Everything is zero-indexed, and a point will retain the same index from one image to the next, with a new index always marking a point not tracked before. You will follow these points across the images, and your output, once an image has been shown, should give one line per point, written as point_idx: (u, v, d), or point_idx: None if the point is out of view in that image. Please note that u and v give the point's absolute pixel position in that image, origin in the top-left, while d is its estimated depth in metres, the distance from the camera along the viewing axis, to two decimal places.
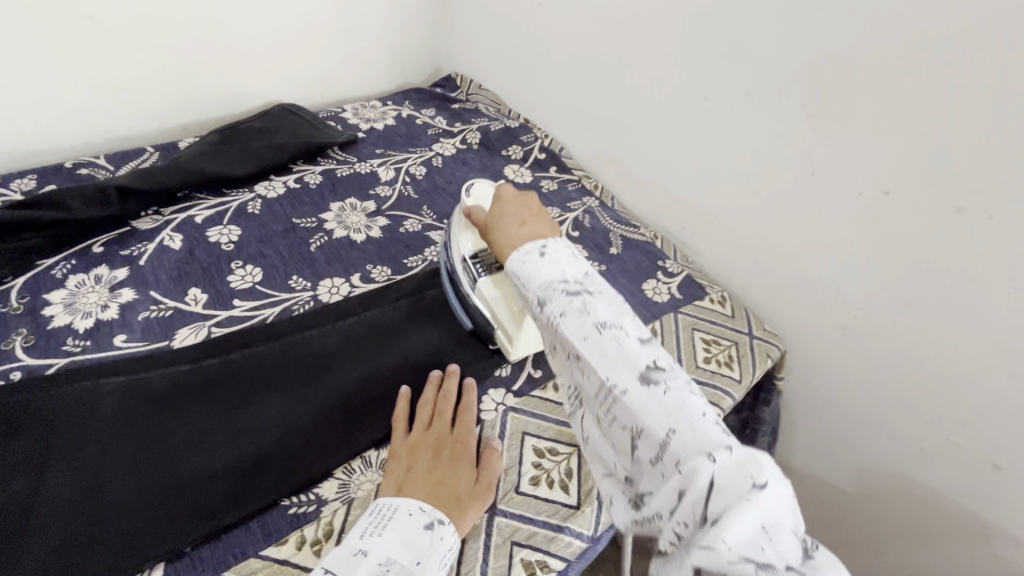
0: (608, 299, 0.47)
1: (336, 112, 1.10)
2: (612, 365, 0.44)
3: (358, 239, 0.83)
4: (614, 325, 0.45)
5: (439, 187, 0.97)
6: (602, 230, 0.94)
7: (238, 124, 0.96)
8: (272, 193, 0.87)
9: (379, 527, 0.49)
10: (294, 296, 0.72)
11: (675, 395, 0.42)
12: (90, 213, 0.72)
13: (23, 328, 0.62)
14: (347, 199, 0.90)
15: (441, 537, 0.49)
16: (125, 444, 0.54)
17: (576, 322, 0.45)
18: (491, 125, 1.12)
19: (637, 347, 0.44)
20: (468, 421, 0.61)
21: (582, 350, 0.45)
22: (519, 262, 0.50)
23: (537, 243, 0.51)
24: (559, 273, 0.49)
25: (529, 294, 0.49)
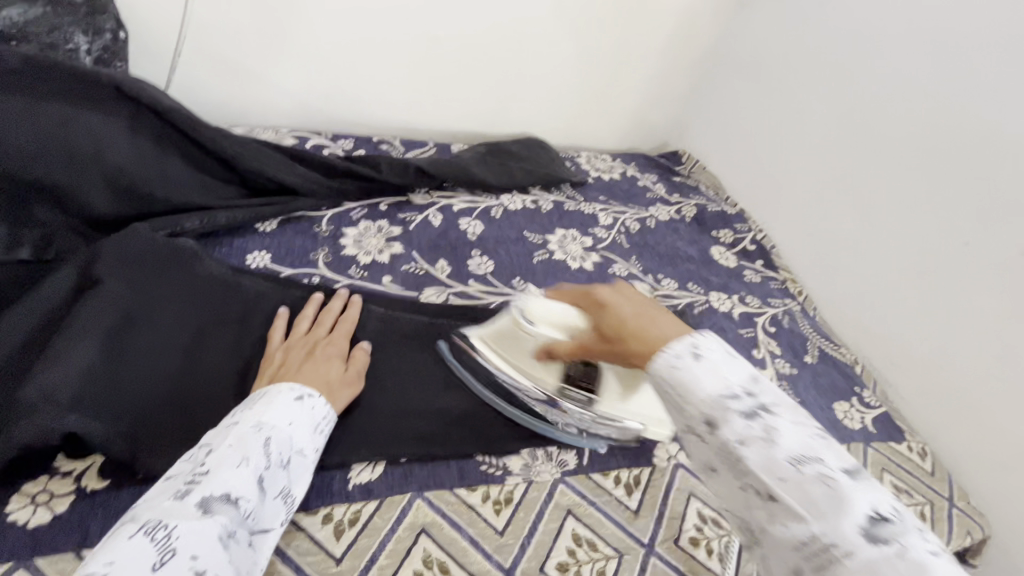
0: (801, 428, 0.38)
1: (572, 156, 1.24)
2: (826, 514, 0.34)
3: (573, 266, 0.92)
4: (812, 458, 0.36)
5: (648, 245, 1.03)
6: (800, 335, 0.92)
7: (500, 144, 1.14)
8: (513, 206, 1.01)
9: (250, 403, 0.50)
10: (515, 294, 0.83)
11: (914, 558, 0.32)
12: (390, 178, 0.91)
13: (326, 247, 0.80)
14: (570, 229, 1.00)
15: (312, 407, 0.53)
16: (375, 359, 0.66)
17: (764, 456, 0.37)
18: (708, 205, 1.18)
19: (848, 485, 0.35)
20: (343, 331, 0.65)
21: (780, 489, 0.36)
22: (669, 371, 0.42)
23: (687, 342, 0.43)
24: (723, 383, 0.40)
25: (691, 413, 0.40)
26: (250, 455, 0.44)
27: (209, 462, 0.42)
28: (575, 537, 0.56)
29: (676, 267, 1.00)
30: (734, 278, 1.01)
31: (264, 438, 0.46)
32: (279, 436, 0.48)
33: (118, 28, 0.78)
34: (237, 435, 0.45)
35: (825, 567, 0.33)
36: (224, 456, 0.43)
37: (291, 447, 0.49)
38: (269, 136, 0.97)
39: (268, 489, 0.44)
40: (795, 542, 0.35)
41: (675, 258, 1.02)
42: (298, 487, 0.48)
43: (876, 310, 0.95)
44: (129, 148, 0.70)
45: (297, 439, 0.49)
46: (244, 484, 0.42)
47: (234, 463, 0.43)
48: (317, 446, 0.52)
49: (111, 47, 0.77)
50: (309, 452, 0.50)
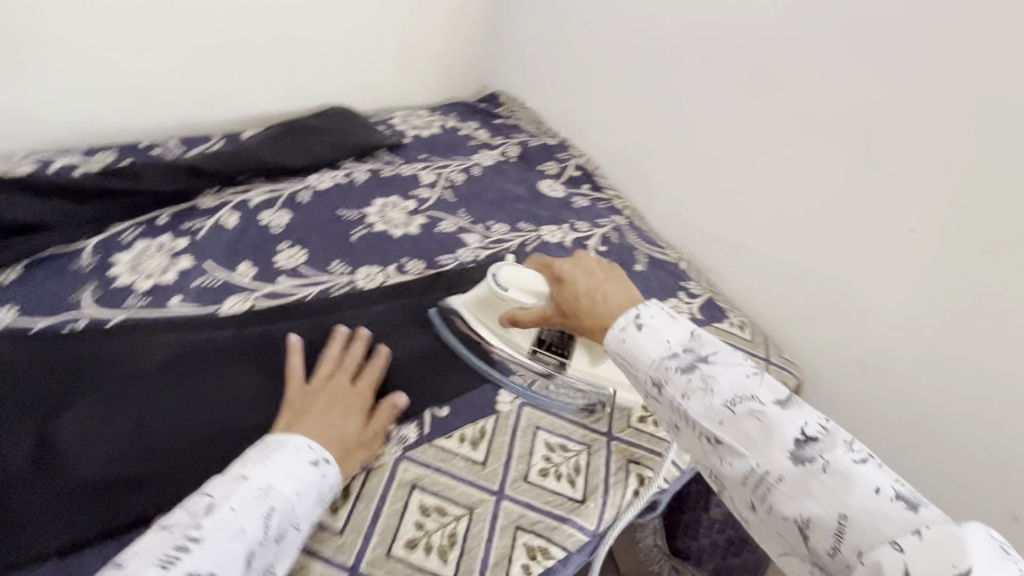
0: (733, 370, 0.48)
1: (386, 118, 1.18)
2: (759, 447, 0.43)
3: (397, 234, 0.88)
4: (742, 398, 0.45)
5: (476, 195, 1.02)
6: (629, 247, 0.97)
7: (297, 121, 1.03)
8: (322, 185, 0.93)
9: (266, 456, 0.49)
10: (333, 279, 0.78)
11: (835, 467, 0.40)
12: (162, 187, 0.79)
13: (93, 283, 0.69)
14: (389, 197, 0.95)
15: (323, 474, 0.50)
16: (170, 393, 0.59)
17: (705, 405, 0.46)
18: (530, 141, 1.18)
19: (778, 412, 0.44)
20: (369, 378, 0.62)
21: (722, 432, 0.45)
22: (619, 342, 0.52)
23: (630, 315, 0.53)
24: (663, 345, 0.50)
25: (695, 430, 0.46)
26: (246, 528, 0.44)
27: (205, 529, 0.42)
28: (423, 507, 0.56)
29: (505, 210, 0.99)
30: (564, 207, 1.03)
31: (267, 508, 0.45)
32: (283, 506, 0.46)
33: None
34: (241, 498, 0.45)
35: (762, 487, 0.42)
36: (221, 524, 0.43)
37: (290, 520, 0.47)
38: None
39: (250, 567, 0.43)
40: (740, 475, 0.44)
41: (504, 202, 1.02)
42: (284, 562, 0.47)
43: (682, 209, 1.01)
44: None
45: (301, 512, 0.47)
46: (229, 562, 0.42)
47: (229, 539, 0.43)
48: (314, 517, 0.50)
49: None
50: (307, 525, 0.48)
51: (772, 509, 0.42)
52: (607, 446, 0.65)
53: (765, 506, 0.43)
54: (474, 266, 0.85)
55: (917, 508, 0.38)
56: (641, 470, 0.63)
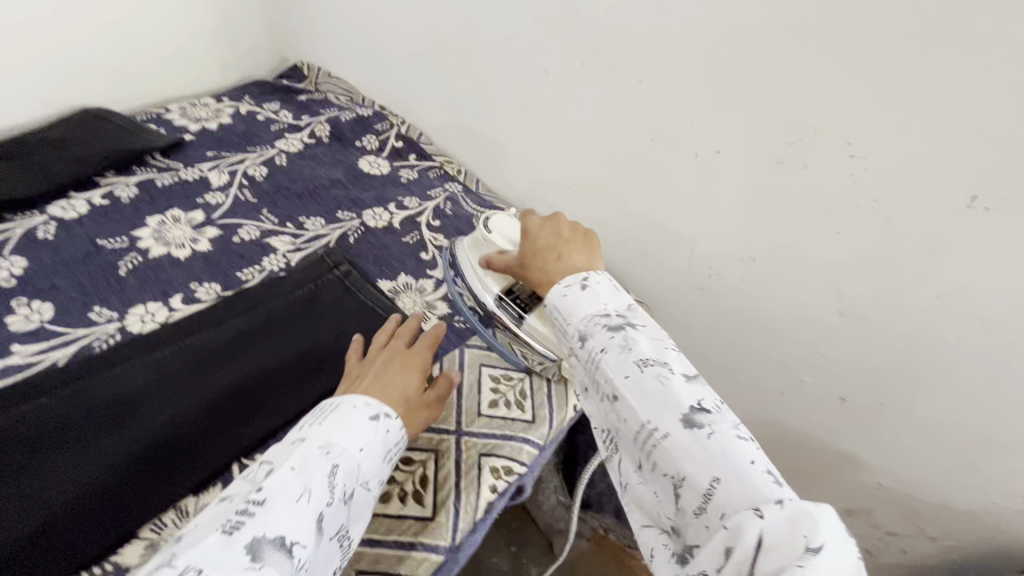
0: (655, 335, 0.44)
1: (158, 114, 0.98)
2: (654, 407, 0.40)
3: (181, 255, 0.73)
4: (657, 362, 0.41)
5: (283, 188, 0.88)
6: (465, 215, 0.90)
7: (25, 137, 0.82)
8: (71, 213, 0.75)
9: (319, 420, 0.47)
10: (93, 330, 0.62)
11: (721, 438, 0.37)
12: None
13: None
14: (169, 211, 0.79)
15: (387, 429, 0.48)
16: None
17: (619, 360, 0.42)
18: (342, 115, 1.04)
19: (682, 386, 0.40)
20: (427, 341, 0.60)
21: (624, 387, 0.41)
22: (558, 298, 0.48)
23: (579, 276, 0.49)
24: (600, 305, 0.46)
25: (571, 329, 0.46)
26: (311, 487, 0.40)
27: (267, 490, 0.39)
28: None
29: (321, 201, 0.87)
30: (389, 184, 0.93)
31: (332, 464, 0.43)
32: (348, 462, 0.44)
33: None
34: (303, 457, 0.42)
35: (649, 446, 0.39)
36: (285, 487, 0.40)
37: (357, 478, 0.44)
38: None
39: (324, 529, 0.40)
40: (630, 433, 0.41)
41: (317, 191, 0.89)
42: (358, 523, 0.45)
43: (515, 164, 0.94)
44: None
45: (369, 470, 0.45)
46: (300, 526, 0.38)
47: (298, 497, 0.39)
48: (382, 475, 0.47)
49: None
50: (375, 484, 0.46)
51: (652, 466, 0.39)
52: (456, 444, 0.60)
53: (649, 465, 0.40)
54: (284, 273, 0.73)
55: (783, 487, 0.35)
56: (494, 461, 0.59)
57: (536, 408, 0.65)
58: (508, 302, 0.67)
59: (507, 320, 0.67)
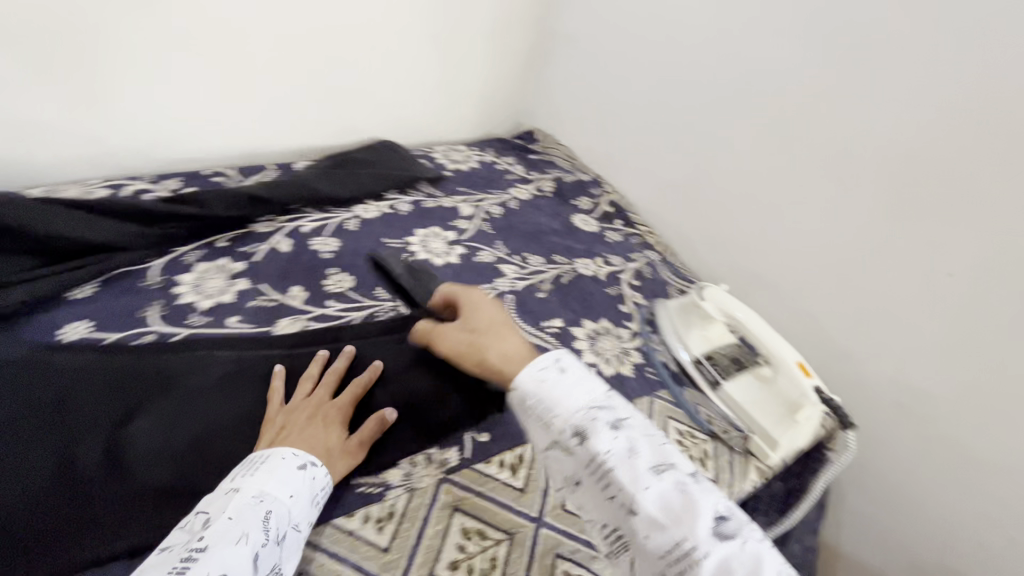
0: (653, 441, 0.50)
1: (427, 152, 1.22)
2: (682, 517, 0.45)
3: (438, 263, 0.91)
4: (670, 468, 0.48)
5: (512, 227, 1.05)
6: (661, 281, 0.99)
7: (346, 154, 1.09)
8: (368, 215, 0.98)
9: (252, 470, 0.50)
10: (378, 304, 0.81)
11: (752, 546, 0.45)
12: (224, 212, 0.85)
13: (158, 300, 0.73)
14: (430, 227, 0.99)
15: (314, 476, 0.53)
16: (226, 406, 0.62)
17: (631, 466, 0.47)
18: (564, 177, 1.21)
19: (696, 495, 0.47)
20: (351, 393, 0.63)
21: (641, 495, 0.46)
22: (539, 384, 0.53)
23: (550, 359, 0.55)
24: (578, 400, 0.52)
25: (563, 427, 0.50)
26: (248, 531, 0.45)
27: (209, 539, 0.43)
28: (466, 530, 0.58)
29: (541, 243, 1.02)
30: (597, 241, 1.06)
31: (264, 511, 0.47)
32: (281, 509, 0.48)
33: None
34: (235, 505, 0.47)
35: (682, 559, 0.44)
36: (223, 532, 0.44)
37: (288, 521, 0.48)
38: (77, 191, 0.87)
39: (263, 568, 0.45)
40: (656, 547, 0.45)
41: (539, 235, 1.04)
42: (291, 564, 0.48)
43: None
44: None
45: (297, 513, 0.49)
46: (238, 563, 0.43)
47: (233, 539, 0.44)
48: (310, 518, 0.51)
49: None
50: (305, 526, 0.50)
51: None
52: None
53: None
54: (511, 295, 0.88)
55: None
56: None
57: (718, 469, 0.68)
58: (707, 366, 0.77)
59: (701, 380, 0.77)
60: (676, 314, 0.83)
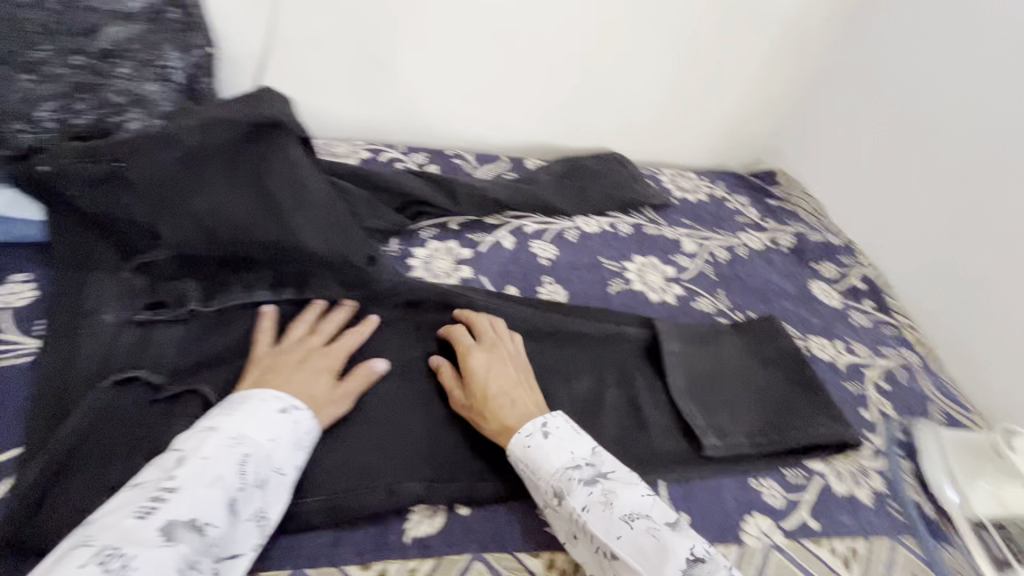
0: (632, 486, 0.52)
1: (654, 172, 1.13)
2: (656, 563, 0.47)
3: (653, 299, 0.84)
4: (643, 517, 0.50)
5: (739, 278, 0.92)
6: (918, 394, 0.80)
7: (576, 160, 1.06)
8: (589, 228, 0.94)
9: (233, 408, 0.49)
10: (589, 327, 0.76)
11: None
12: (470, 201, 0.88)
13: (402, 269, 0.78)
14: (648, 256, 0.91)
15: (557, 425, 0.56)
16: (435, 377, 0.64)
17: (605, 514, 0.50)
18: (809, 233, 1.03)
19: (669, 535, 0.49)
20: (481, 357, 0.62)
21: (621, 547, 0.48)
22: (524, 447, 0.55)
23: (539, 423, 0.56)
24: (567, 453, 0.54)
25: (545, 487, 0.53)
26: (222, 473, 0.44)
27: (179, 477, 0.43)
28: None
29: (770, 306, 0.88)
30: (838, 320, 0.89)
31: (241, 456, 0.46)
32: (258, 453, 0.47)
33: (208, 44, 0.79)
34: None
35: None
36: (195, 472, 0.43)
37: (269, 465, 0.47)
38: (345, 149, 0.96)
39: (241, 512, 0.44)
40: None
41: (768, 294, 0.90)
42: (277, 506, 0.47)
43: None
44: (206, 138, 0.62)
45: (278, 458, 0.48)
46: (211, 509, 0.42)
47: (208, 483, 0.43)
48: (299, 463, 0.50)
49: (201, 63, 0.77)
50: (291, 470, 0.49)
51: None
52: None
53: None
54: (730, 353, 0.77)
55: None
56: None
57: None
58: (991, 535, 0.62)
59: (980, 549, 0.62)
60: (949, 453, 0.68)
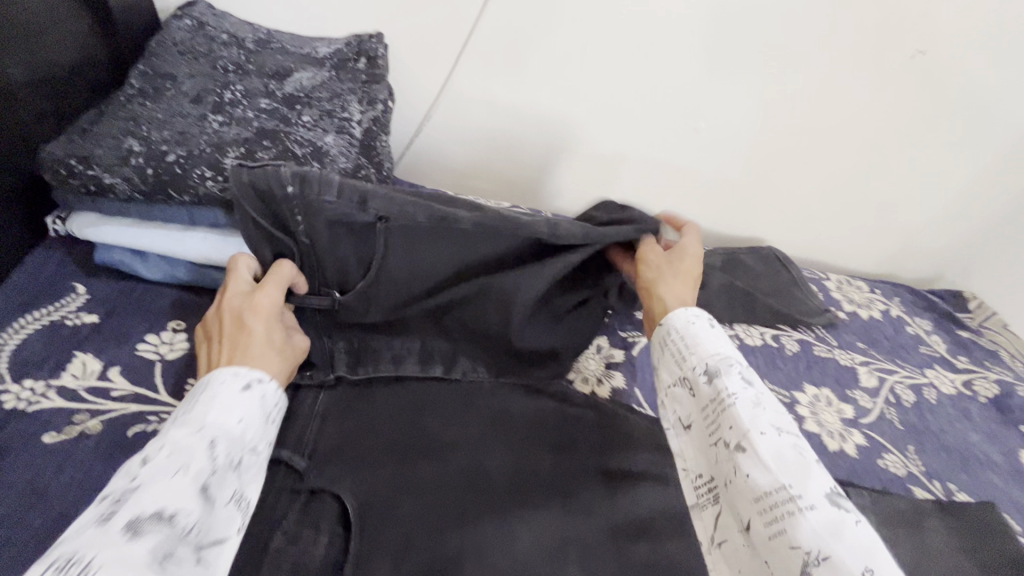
0: (782, 415, 0.49)
1: (818, 277, 1.00)
2: (797, 472, 0.45)
3: (832, 446, 0.70)
4: (790, 433, 0.48)
5: (932, 432, 0.76)
6: None
7: (734, 253, 0.95)
8: (750, 339, 0.82)
9: (196, 399, 0.47)
10: None
11: (864, 529, 0.42)
12: None
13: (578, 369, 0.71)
14: (823, 387, 0.78)
15: (710, 323, 0.58)
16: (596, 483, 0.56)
17: (750, 411, 0.49)
18: (1015, 383, 0.86)
19: (820, 469, 0.45)
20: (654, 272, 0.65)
21: (756, 439, 0.47)
22: (683, 325, 0.58)
23: (697, 315, 0.59)
24: (721, 351, 0.55)
25: (694, 360, 0.55)
26: (187, 463, 0.41)
27: (144, 479, 0.40)
28: None
29: (974, 478, 0.72)
30: None
31: (206, 440, 0.43)
32: (223, 434, 0.44)
33: (389, 97, 0.76)
34: (172, 441, 0.43)
35: (781, 510, 0.43)
36: (159, 469, 0.40)
37: (241, 444, 0.45)
38: (492, 210, 0.91)
39: (215, 495, 0.41)
40: (758, 491, 0.45)
41: (971, 461, 0.74)
42: (255, 486, 0.45)
43: None
44: (478, 231, 0.60)
45: (250, 437, 0.46)
46: (179, 496, 0.39)
47: (171, 472, 0.41)
48: (271, 439, 0.48)
49: (379, 117, 0.74)
50: (264, 447, 0.47)
51: (792, 544, 0.42)
52: None
53: (773, 529, 0.43)
54: (941, 525, 0.61)
55: None
56: None
57: None
58: None
59: None
60: None
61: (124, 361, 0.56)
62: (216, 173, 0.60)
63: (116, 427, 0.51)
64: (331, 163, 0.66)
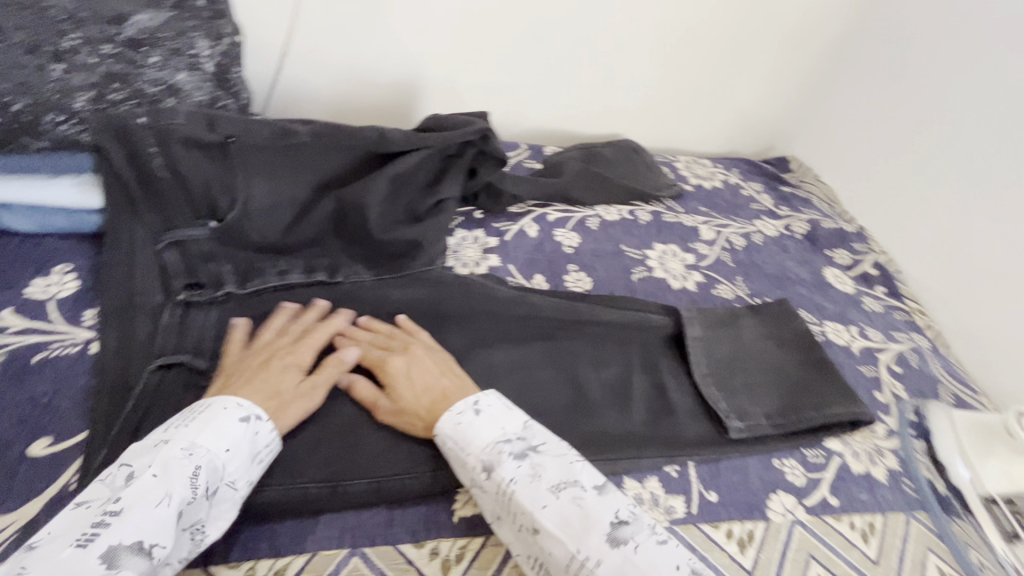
0: (561, 457, 0.51)
1: (670, 160, 1.15)
2: (579, 529, 0.46)
3: (675, 286, 0.86)
4: (569, 484, 0.49)
5: (756, 265, 0.94)
6: (930, 376, 0.83)
7: (594, 148, 1.07)
8: (609, 216, 0.95)
9: (188, 421, 0.47)
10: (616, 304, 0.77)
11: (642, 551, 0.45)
12: (520, 190, 0.89)
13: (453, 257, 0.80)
14: (669, 244, 0.93)
15: (480, 406, 0.55)
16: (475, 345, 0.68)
17: (533, 488, 0.48)
18: (822, 220, 1.05)
19: (596, 501, 0.48)
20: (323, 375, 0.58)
21: (545, 513, 0.47)
22: (455, 425, 0.53)
23: (470, 401, 0.55)
24: (499, 431, 0.53)
25: (472, 464, 0.51)
26: (170, 489, 0.42)
27: (127, 498, 0.41)
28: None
29: (786, 291, 0.90)
30: (851, 306, 0.91)
31: (192, 468, 0.44)
32: (211, 465, 0.45)
33: (236, 32, 0.78)
34: (160, 460, 0.44)
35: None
36: (145, 491, 0.41)
37: (221, 477, 0.46)
38: None
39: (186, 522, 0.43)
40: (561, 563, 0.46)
41: (786, 281, 0.92)
42: (219, 520, 0.46)
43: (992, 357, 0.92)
44: (318, 142, 0.70)
45: (231, 470, 0.46)
46: (157, 527, 0.40)
47: (152, 497, 0.41)
48: (253, 477, 0.49)
49: (230, 52, 0.77)
50: (242, 483, 0.48)
51: None
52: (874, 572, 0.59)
53: None
54: (749, 325, 0.78)
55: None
56: None
57: None
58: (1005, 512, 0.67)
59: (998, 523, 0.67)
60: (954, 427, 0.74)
61: (16, 303, 0.60)
62: (68, 117, 0.67)
63: (22, 356, 0.56)
64: (186, 98, 0.73)
